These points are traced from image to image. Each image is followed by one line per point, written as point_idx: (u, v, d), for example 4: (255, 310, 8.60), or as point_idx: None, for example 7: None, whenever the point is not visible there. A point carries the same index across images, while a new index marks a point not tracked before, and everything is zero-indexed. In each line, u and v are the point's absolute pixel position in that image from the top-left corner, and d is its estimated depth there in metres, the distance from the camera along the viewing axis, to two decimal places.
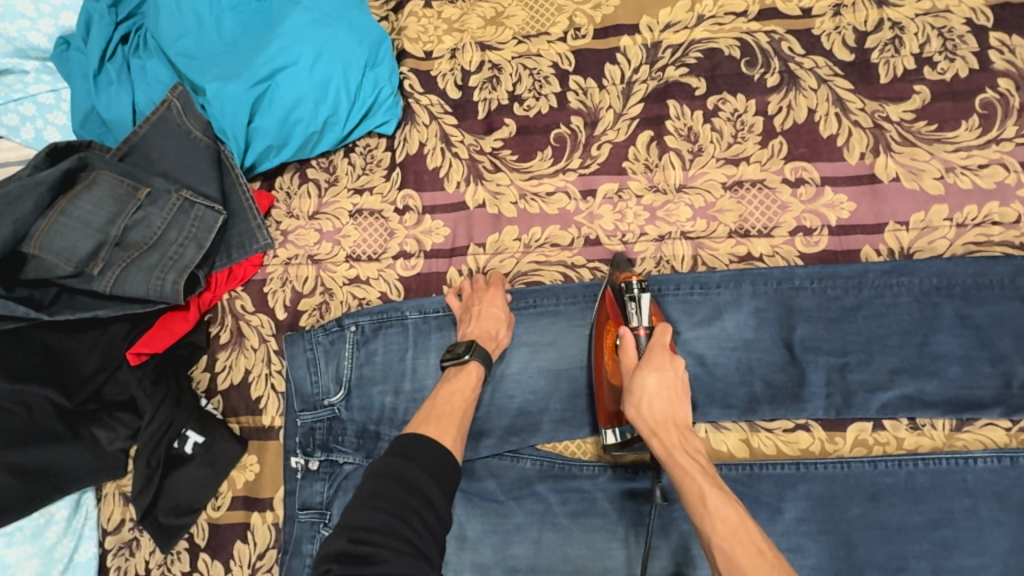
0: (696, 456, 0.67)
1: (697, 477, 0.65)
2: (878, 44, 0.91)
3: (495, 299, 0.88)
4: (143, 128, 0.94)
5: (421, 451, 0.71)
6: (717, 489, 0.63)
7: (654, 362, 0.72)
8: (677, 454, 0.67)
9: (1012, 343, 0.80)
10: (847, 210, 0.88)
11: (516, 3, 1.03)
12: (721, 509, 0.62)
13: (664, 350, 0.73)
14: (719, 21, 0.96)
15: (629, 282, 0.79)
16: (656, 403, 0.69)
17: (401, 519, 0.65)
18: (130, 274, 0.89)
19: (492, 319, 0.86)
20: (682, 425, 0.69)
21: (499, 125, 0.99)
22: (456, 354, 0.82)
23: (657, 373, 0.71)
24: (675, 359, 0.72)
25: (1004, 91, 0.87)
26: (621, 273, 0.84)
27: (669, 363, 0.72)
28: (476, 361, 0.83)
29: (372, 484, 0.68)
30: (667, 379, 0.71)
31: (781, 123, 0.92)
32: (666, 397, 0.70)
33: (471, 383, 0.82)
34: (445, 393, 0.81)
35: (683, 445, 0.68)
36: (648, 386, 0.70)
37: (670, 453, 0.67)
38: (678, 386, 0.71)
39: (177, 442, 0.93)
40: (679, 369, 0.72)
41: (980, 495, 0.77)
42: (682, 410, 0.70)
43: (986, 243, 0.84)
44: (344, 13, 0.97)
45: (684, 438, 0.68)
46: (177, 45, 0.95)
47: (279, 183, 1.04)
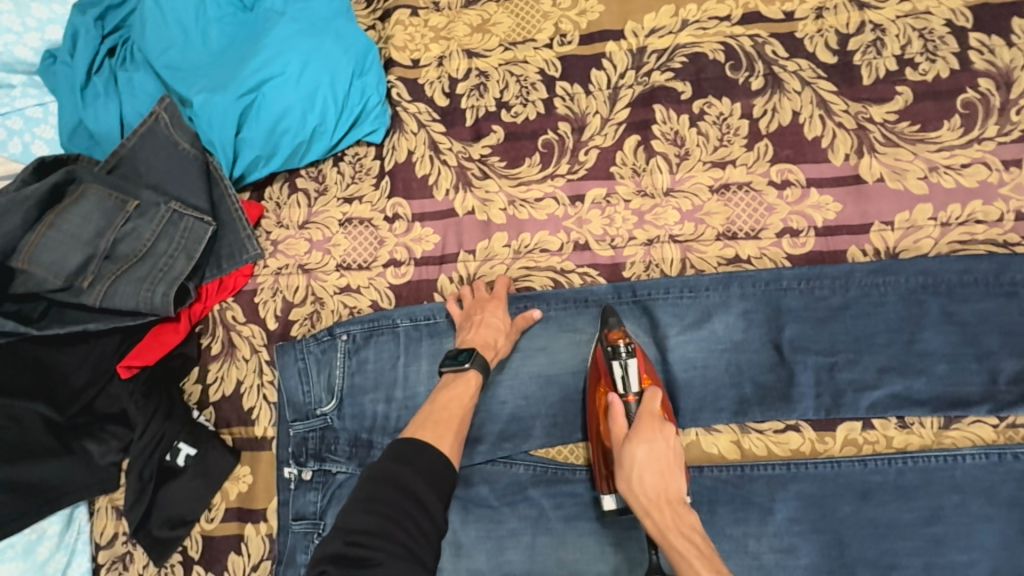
0: (691, 534, 0.69)
1: (693, 561, 0.66)
2: (860, 46, 0.92)
3: (496, 308, 0.88)
4: (131, 141, 0.93)
5: (418, 455, 0.71)
6: (712, 573, 0.65)
7: (642, 434, 0.73)
8: (672, 535, 0.68)
9: (998, 340, 0.80)
10: (833, 211, 0.89)
11: (502, 10, 1.04)
12: None
13: (653, 417, 0.75)
14: (703, 26, 0.97)
15: (615, 345, 0.80)
16: (647, 478, 0.71)
17: (396, 523, 0.65)
18: (120, 287, 0.89)
19: (493, 328, 0.86)
20: (675, 499, 0.71)
21: (487, 132, 1.00)
22: (456, 361, 0.82)
23: (646, 445, 0.73)
24: (665, 428, 0.74)
25: (985, 91, 0.88)
26: (610, 329, 0.84)
27: (658, 433, 0.73)
28: (476, 369, 0.82)
29: (368, 487, 0.68)
30: (656, 450, 0.73)
31: (766, 126, 0.93)
32: (657, 469, 0.72)
33: (470, 390, 0.81)
34: (443, 398, 0.80)
35: (678, 524, 0.69)
36: (638, 459, 0.72)
37: (666, 532, 0.69)
38: (668, 456, 0.73)
39: (169, 454, 0.93)
40: (669, 438, 0.74)
41: (970, 491, 0.78)
42: (674, 482, 0.72)
43: (970, 242, 0.85)
44: (330, 23, 0.97)
45: (677, 514, 0.70)
46: (163, 58, 0.95)
47: (268, 193, 1.04)
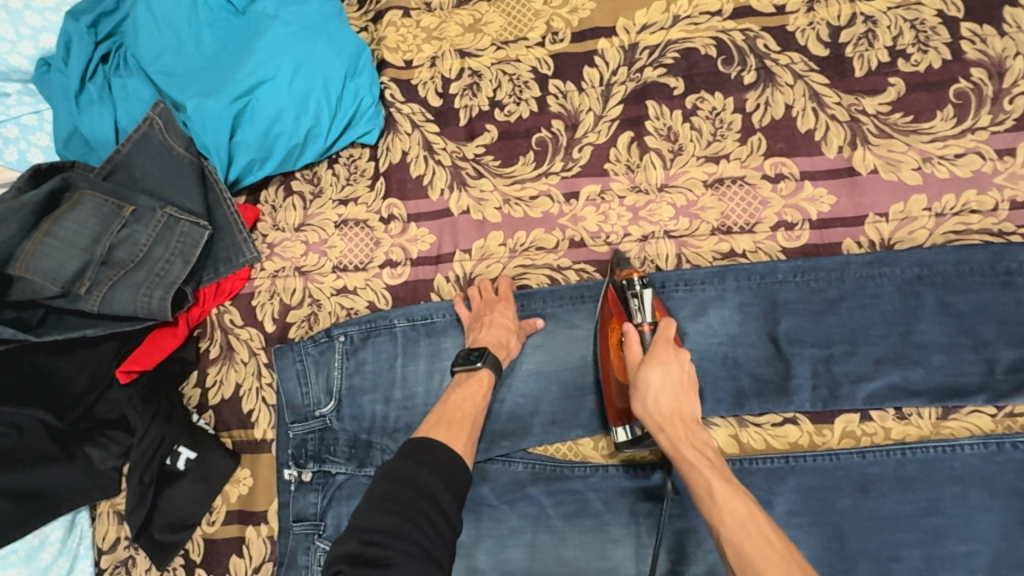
0: (704, 449, 0.68)
1: (704, 471, 0.65)
2: (852, 38, 0.92)
3: (507, 308, 0.88)
4: (126, 146, 0.94)
5: (432, 455, 0.71)
6: (725, 483, 0.64)
7: (658, 357, 0.72)
8: (684, 449, 0.68)
9: (995, 329, 0.80)
10: (827, 203, 0.89)
11: (493, 9, 1.04)
12: (730, 503, 0.62)
13: (669, 343, 0.74)
14: (694, 21, 0.97)
15: (630, 279, 0.81)
16: (662, 398, 0.71)
17: (412, 522, 0.65)
18: (118, 292, 0.89)
19: (504, 328, 0.86)
20: (689, 418, 0.70)
21: (480, 131, 1.00)
22: (468, 361, 0.82)
23: (662, 365, 0.72)
24: (680, 352, 0.73)
25: (977, 81, 0.88)
26: (622, 269, 0.84)
27: (673, 357, 0.72)
28: (488, 368, 0.83)
29: (384, 486, 0.68)
30: (672, 372, 0.71)
31: (759, 120, 0.93)
32: (672, 391, 0.71)
33: (483, 390, 0.82)
34: (456, 398, 0.80)
35: (690, 439, 0.68)
36: (653, 381, 0.71)
37: (678, 446, 0.68)
38: (683, 378, 0.72)
39: (169, 458, 0.93)
40: (684, 363, 0.73)
41: (969, 482, 0.78)
42: (689, 403, 0.71)
43: (965, 232, 0.85)
44: (322, 26, 0.97)
45: (690, 431, 0.69)
46: (156, 64, 0.95)
47: (264, 196, 1.04)
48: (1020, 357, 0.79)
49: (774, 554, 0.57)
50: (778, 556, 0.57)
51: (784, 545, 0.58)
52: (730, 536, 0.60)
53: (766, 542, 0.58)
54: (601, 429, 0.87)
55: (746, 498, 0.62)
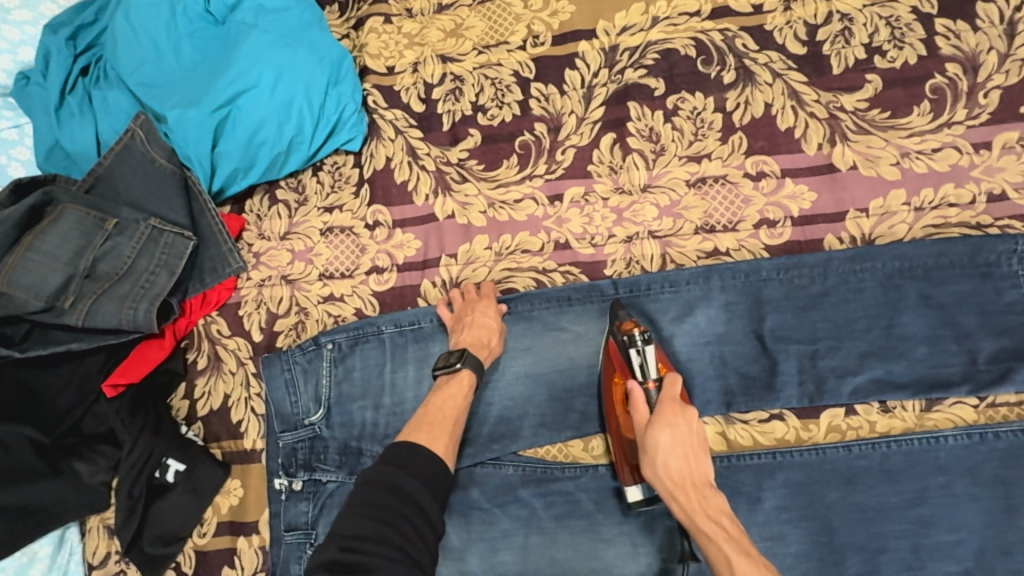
0: (719, 517, 0.66)
1: (721, 544, 0.64)
2: (829, 36, 0.93)
3: (488, 309, 0.88)
4: (108, 159, 0.93)
5: (412, 458, 0.71)
6: (744, 556, 0.62)
7: (665, 418, 0.70)
8: (699, 519, 0.66)
9: (975, 321, 0.81)
10: (809, 200, 0.89)
11: (474, 14, 1.04)
12: None
13: (675, 402, 0.72)
14: (673, 22, 0.98)
15: (630, 334, 0.77)
16: (673, 464, 0.68)
17: (392, 526, 0.65)
18: (102, 305, 0.89)
19: (484, 328, 0.86)
20: (702, 482, 0.68)
21: (464, 136, 1.00)
22: (447, 362, 0.82)
23: (671, 430, 0.69)
24: (687, 411, 0.71)
25: (952, 76, 0.89)
26: (623, 320, 0.82)
27: (681, 417, 0.70)
28: (469, 368, 0.82)
29: (363, 491, 0.68)
30: (681, 435, 0.69)
31: (739, 119, 0.93)
32: (682, 454, 0.69)
33: (463, 390, 0.81)
34: (437, 401, 0.80)
35: (705, 507, 0.67)
36: (661, 445, 0.69)
37: (693, 514, 0.67)
38: (692, 440, 0.70)
39: (158, 471, 0.92)
40: (692, 422, 0.71)
41: (954, 472, 0.79)
42: (701, 466, 0.69)
43: (944, 225, 0.86)
44: (303, 34, 0.97)
45: (705, 497, 0.67)
46: (136, 75, 0.95)
47: (249, 205, 1.04)
48: (1000, 347, 0.80)
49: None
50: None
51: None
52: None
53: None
54: (590, 430, 0.88)
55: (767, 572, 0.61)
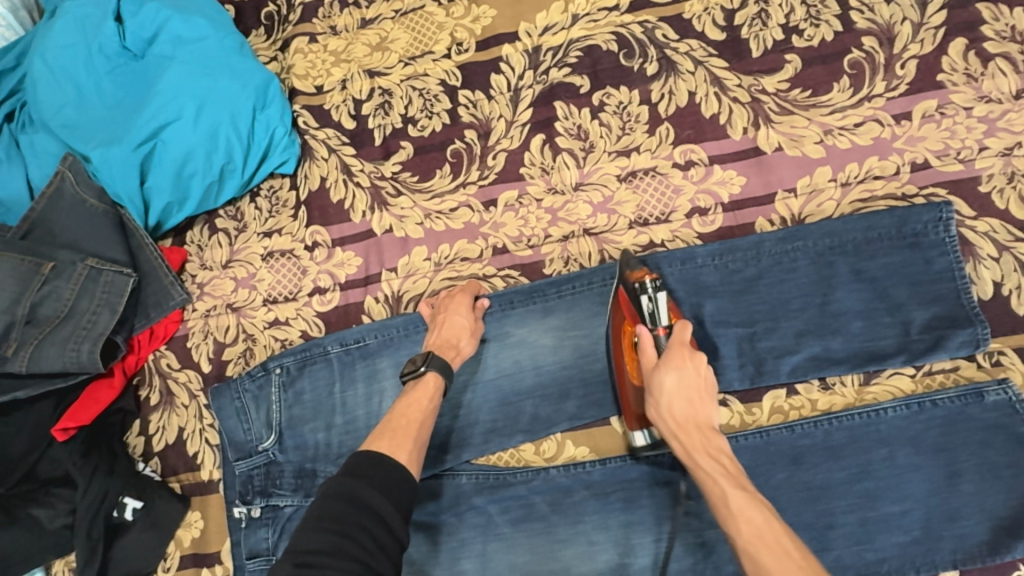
0: (719, 455, 0.69)
1: (718, 479, 0.67)
2: (746, 20, 0.93)
3: (460, 307, 0.87)
4: (39, 203, 0.93)
5: (374, 469, 0.67)
6: (740, 490, 0.65)
7: (673, 361, 0.72)
8: (698, 456, 0.69)
9: (906, 291, 0.82)
10: (738, 184, 0.90)
11: (398, 26, 1.04)
12: (746, 511, 0.63)
13: (684, 347, 0.73)
14: (593, 18, 0.98)
15: (641, 282, 0.76)
16: (677, 404, 0.71)
17: (350, 539, 0.60)
18: (44, 351, 0.88)
19: (455, 328, 0.85)
20: (705, 424, 0.71)
21: (396, 149, 1.00)
22: (413, 367, 0.79)
23: (679, 372, 0.72)
24: (696, 356, 0.73)
25: (869, 49, 0.89)
26: (631, 269, 0.80)
27: (689, 361, 0.72)
28: (434, 371, 0.79)
29: (322, 504, 0.64)
30: (687, 376, 0.72)
31: (665, 109, 0.94)
32: (687, 396, 0.71)
33: (427, 395, 0.78)
34: (401, 406, 0.77)
35: (705, 447, 0.69)
36: (667, 386, 0.72)
37: (692, 454, 0.70)
38: (699, 383, 0.72)
39: (116, 511, 0.92)
40: (701, 367, 0.72)
41: (896, 444, 0.79)
42: (706, 408, 0.71)
43: (871, 199, 0.86)
44: (223, 61, 0.97)
45: (706, 438, 0.70)
46: (58, 117, 0.94)
47: (190, 236, 1.04)
48: (932, 316, 0.81)
49: (792, 565, 0.58)
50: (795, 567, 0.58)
51: (801, 554, 0.59)
52: (745, 539, 0.62)
53: (783, 551, 0.59)
54: (540, 432, 0.88)
55: (762, 506, 0.63)
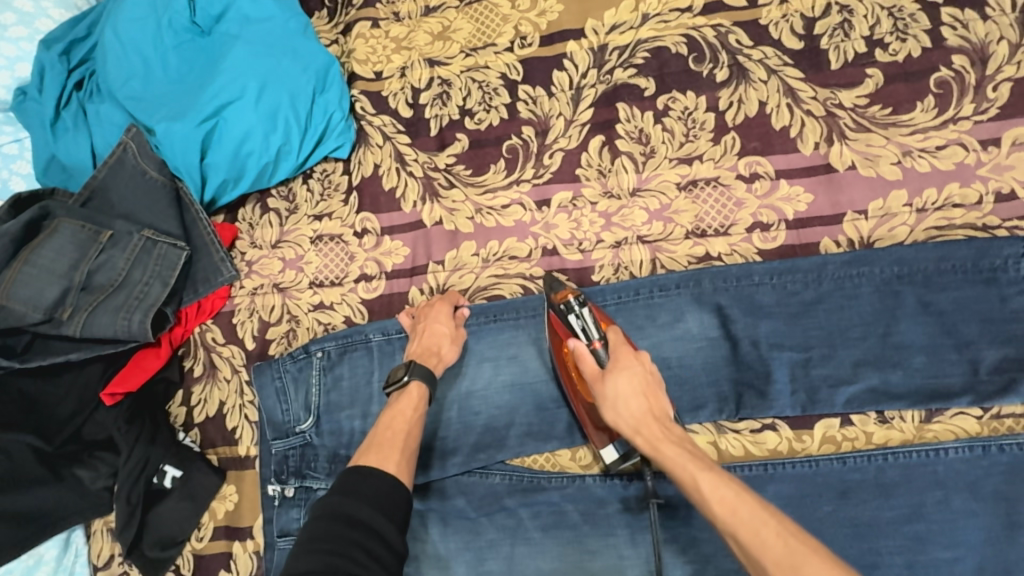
0: (682, 444, 0.67)
1: (684, 465, 0.64)
2: (827, 29, 0.89)
3: (440, 314, 0.87)
4: (102, 172, 0.95)
5: (363, 483, 0.67)
6: (707, 470, 0.63)
7: (621, 364, 0.72)
8: (663, 447, 0.67)
9: (978, 328, 0.77)
10: (805, 202, 0.86)
11: (461, 17, 1.03)
12: (717, 489, 0.61)
13: (626, 348, 0.75)
14: (664, 19, 0.95)
15: (567, 301, 0.79)
16: (633, 403, 0.70)
17: (343, 556, 0.60)
18: (97, 316, 0.90)
19: (437, 335, 0.85)
20: (662, 416, 0.70)
21: (451, 140, 0.99)
22: (396, 378, 0.80)
23: (632, 372, 0.72)
24: (638, 355, 0.74)
25: (959, 69, 0.84)
26: (557, 291, 0.82)
27: (634, 360, 0.73)
28: (417, 380, 0.80)
29: (313, 525, 0.64)
30: (635, 376, 0.72)
31: (732, 118, 0.90)
32: (641, 393, 0.71)
33: (412, 404, 0.78)
34: (386, 419, 0.76)
35: (668, 436, 0.67)
36: (619, 389, 0.71)
37: (657, 444, 0.67)
38: (647, 379, 0.72)
39: (156, 477, 0.95)
40: (645, 364, 0.74)
41: (953, 487, 0.75)
42: (658, 401, 0.71)
43: (948, 227, 0.82)
44: (287, 42, 0.98)
45: (667, 428, 0.69)
46: (125, 88, 0.96)
47: (242, 214, 1.05)
48: (1004, 356, 0.76)
49: (771, 534, 0.56)
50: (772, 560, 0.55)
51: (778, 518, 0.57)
52: (724, 520, 0.59)
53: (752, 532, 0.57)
54: (578, 439, 0.87)
55: (732, 482, 0.61)
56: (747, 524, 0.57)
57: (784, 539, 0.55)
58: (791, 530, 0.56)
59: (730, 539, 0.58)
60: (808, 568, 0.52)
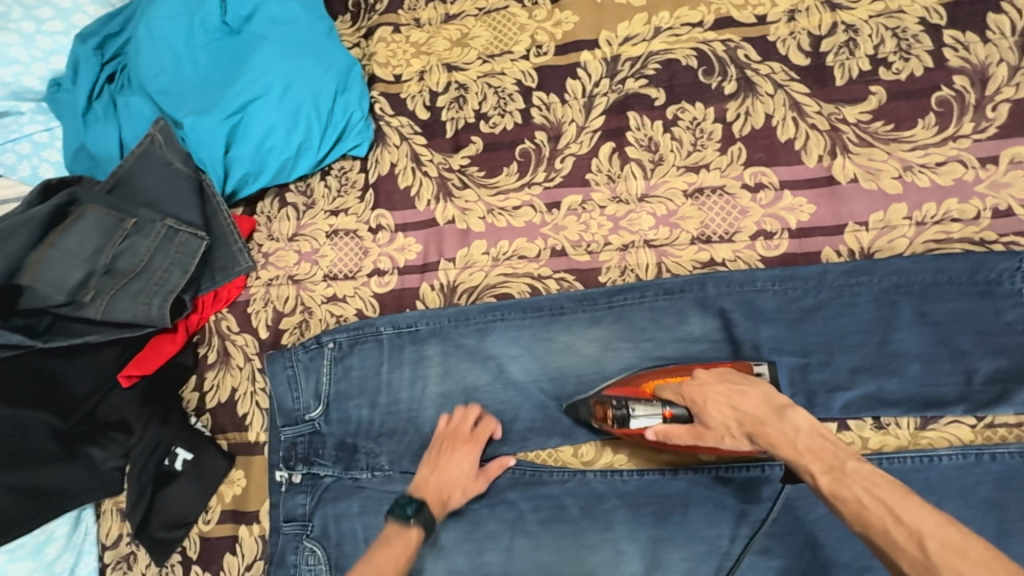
0: (800, 435, 0.68)
1: (808, 468, 0.65)
2: (832, 47, 0.92)
3: (458, 454, 0.86)
4: (128, 161, 0.98)
5: None
6: (824, 471, 0.64)
7: (700, 406, 0.77)
8: (784, 450, 0.68)
9: (973, 339, 0.80)
10: (807, 212, 0.89)
11: (480, 24, 1.07)
12: (840, 490, 0.62)
13: (686, 388, 0.79)
14: (675, 32, 0.98)
15: (614, 414, 0.81)
16: (734, 419, 0.74)
17: None
18: (118, 301, 0.93)
19: (451, 479, 0.86)
20: (766, 416, 0.71)
21: (466, 143, 1.03)
22: (402, 514, 0.80)
23: (714, 401, 0.75)
24: (700, 379, 0.79)
25: (960, 88, 0.87)
26: (592, 412, 0.84)
27: (703, 390, 0.77)
28: (421, 525, 0.80)
29: None
30: (719, 398, 0.75)
31: (739, 130, 0.93)
32: (732, 408, 0.74)
33: (409, 548, 0.77)
34: (382, 553, 0.76)
35: (784, 435, 0.69)
36: (717, 420, 0.75)
37: (777, 448, 0.69)
38: (728, 389, 0.76)
39: (167, 459, 0.97)
40: (712, 379, 0.78)
41: (945, 493, 0.77)
42: (752, 400, 0.73)
43: (946, 240, 0.85)
44: (312, 43, 1.01)
45: (779, 424, 0.70)
46: (155, 82, 1.00)
47: (260, 207, 1.08)
48: (998, 368, 0.78)
49: (903, 527, 0.57)
50: (903, 536, 0.56)
51: (913, 514, 0.57)
52: (852, 520, 0.60)
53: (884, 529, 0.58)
54: (579, 436, 0.89)
55: (852, 479, 0.62)
56: (876, 525, 0.58)
57: (914, 534, 0.56)
58: (932, 532, 0.55)
59: (865, 542, 0.60)
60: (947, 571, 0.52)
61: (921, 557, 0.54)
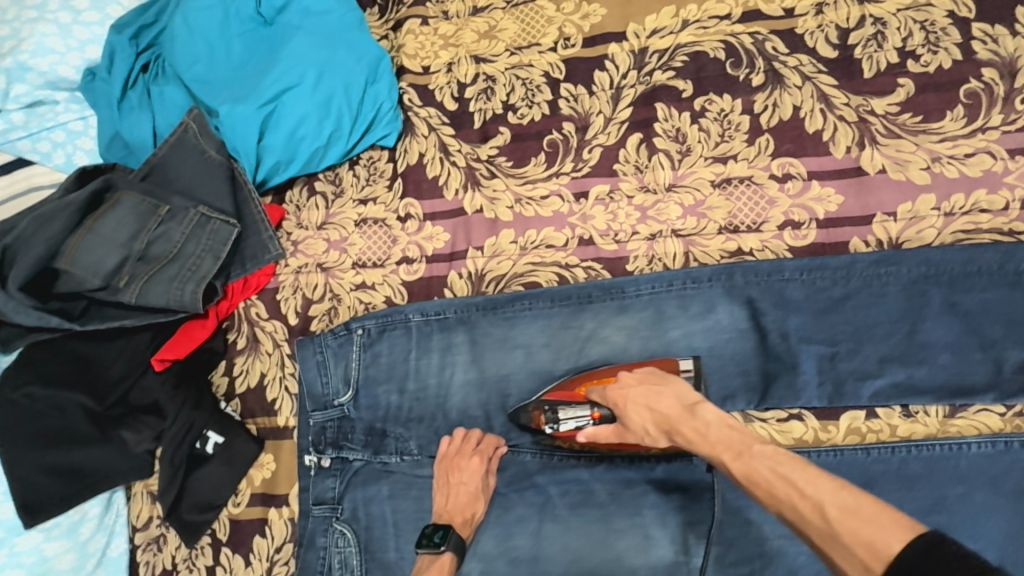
0: (706, 426, 0.72)
1: (719, 455, 0.69)
2: (861, 40, 0.93)
3: (468, 470, 0.88)
4: (162, 149, 1.00)
5: None
6: (734, 455, 0.68)
7: (620, 407, 0.80)
8: (698, 445, 0.72)
9: (1002, 329, 0.80)
10: (835, 203, 0.90)
11: (507, 17, 1.08)
12: (753, 470, 0.65)
13: (607, 390, 0.83)
14: (703, 25, 0.99)
15: (545, 421, 0.86)
16: (652, 417, 0.78)
17: None
18: (152, 286, 0.95)
19: (467, 496, 0.88)
20: (681, 413, 0.75)
21: (494, 133, 1.04)
22: (432, 544, 0.82)
23: (634, 403, 0.79)
24: (621, 381, 0.82)
25: (988, 81, 0.88)
26: (529, 420, 0.89)
27: (621, 393, 0.81)
28: (453, 549, 0.83)
29: None
30: (634, 398, 0.79)
31: (767, 121, 0.94)
32: (648, 408, 0.78)
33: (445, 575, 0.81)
34: None
35: (692, 429, 0.73)
36: (637, 419, 0.79)
37: (693, 444, 0.73)
38: (646, 391, 0.79)
39: (199, 442, 0.99)
40: (632, 381, 0.81)
41: (974, 481, 0.78)
42: (665, 399, 0.77)
43: (975, 231, 0.85)
44: (343, 35, 1.03)
45: (692, 420, 0.74)
46: (190, 72, 1.02)
47: (289, 196, 1.10)
48: None
49: (806, 503, 0.60)
50: (810, 508, 0.59)
51: (814, 488, 0.60)
52: (766, 499, 0.64)
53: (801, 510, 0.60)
54: None
55: (762, 458, 0.65)
56: (785, 502, 0.62)
57: (820, 507, 0.59)
58: (829, 499, 0.58)
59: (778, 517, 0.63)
60: (847, 535, 0.55)
61: (824, 525, 0.57)
